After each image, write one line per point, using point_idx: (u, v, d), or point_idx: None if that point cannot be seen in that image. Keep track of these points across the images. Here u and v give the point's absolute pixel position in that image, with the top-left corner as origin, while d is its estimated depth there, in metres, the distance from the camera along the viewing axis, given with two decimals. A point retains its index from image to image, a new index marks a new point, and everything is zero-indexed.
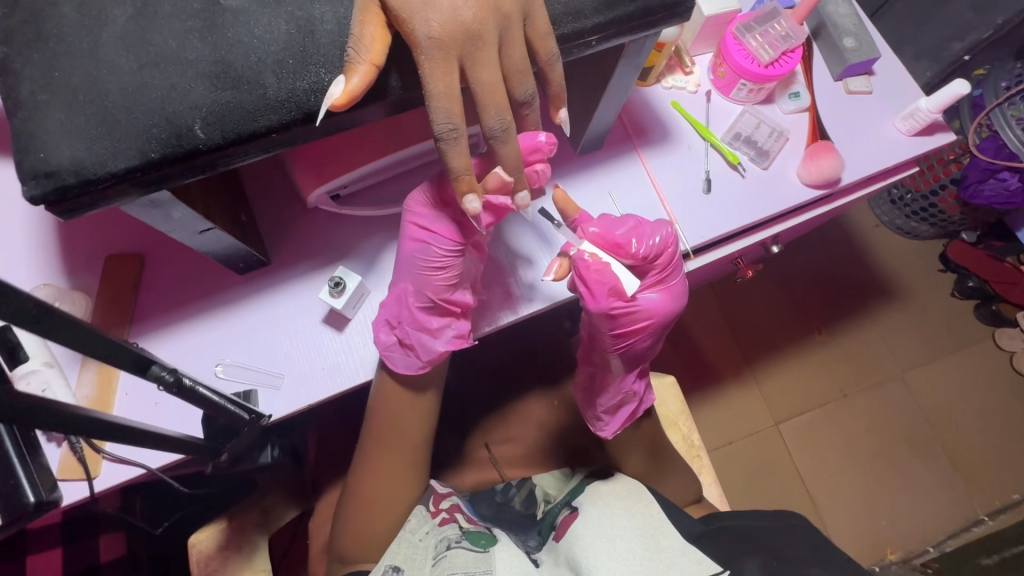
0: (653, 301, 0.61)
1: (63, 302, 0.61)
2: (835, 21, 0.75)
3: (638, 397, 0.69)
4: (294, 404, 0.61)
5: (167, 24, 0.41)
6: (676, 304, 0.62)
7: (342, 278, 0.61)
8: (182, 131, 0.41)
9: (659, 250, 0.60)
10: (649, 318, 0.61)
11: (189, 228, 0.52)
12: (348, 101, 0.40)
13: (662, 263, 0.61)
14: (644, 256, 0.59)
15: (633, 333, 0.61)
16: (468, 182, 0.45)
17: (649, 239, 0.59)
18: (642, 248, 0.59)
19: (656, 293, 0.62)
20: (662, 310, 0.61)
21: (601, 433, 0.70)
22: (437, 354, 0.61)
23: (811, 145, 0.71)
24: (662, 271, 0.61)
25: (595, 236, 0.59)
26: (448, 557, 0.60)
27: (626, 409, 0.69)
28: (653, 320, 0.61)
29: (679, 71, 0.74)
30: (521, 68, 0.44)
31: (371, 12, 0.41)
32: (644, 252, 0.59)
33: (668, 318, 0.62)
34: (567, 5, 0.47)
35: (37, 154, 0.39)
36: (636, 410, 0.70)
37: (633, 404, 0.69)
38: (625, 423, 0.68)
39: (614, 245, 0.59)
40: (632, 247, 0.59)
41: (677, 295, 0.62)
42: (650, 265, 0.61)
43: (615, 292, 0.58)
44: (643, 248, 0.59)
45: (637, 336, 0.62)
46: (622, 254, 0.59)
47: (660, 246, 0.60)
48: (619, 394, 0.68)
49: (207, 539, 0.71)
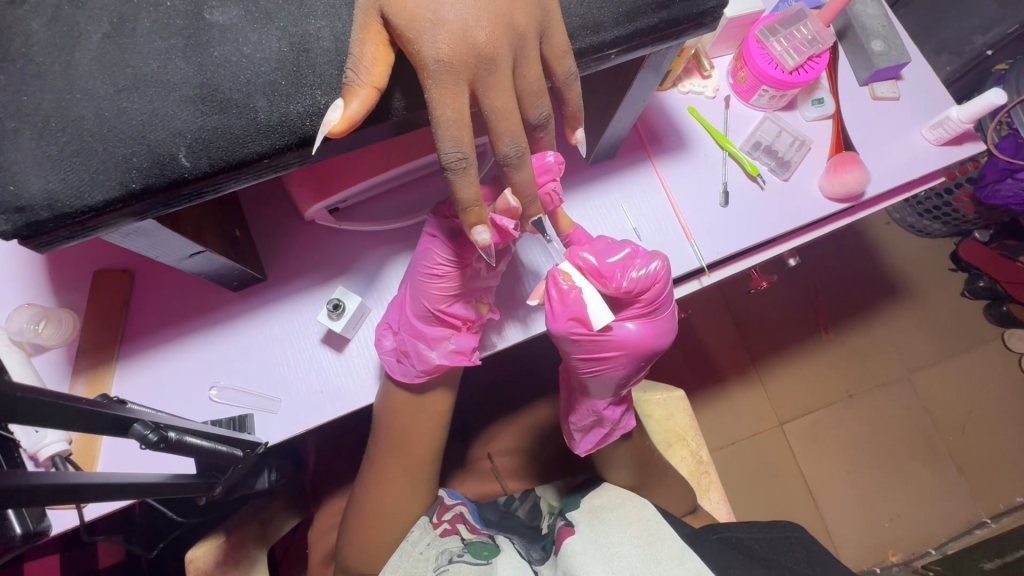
0: (627, 333, 0.57)
1: (49, 321, 0.57)
2: (863, 22, 0.71)
3: (610, 424, 0.65)
4: (293, 429, 0.59)
5: (148, 42, 0.38)
6: (656, 342, 0.58)
7: (341, 300, 0.58)
8: (165, 160, 0.37)
9: (644, 283, 0.56)
10: (618, 351, 0.57)
11: (177, 252, 0.49)
12: (347, 128, 0.37)
13: (646, 297, 0.56)
14: (627, 289, 0.55)
15: (600, 363, 0.57)
16: (478, 213, 0.42)
17: (633, 271, 0.55)
18: (625, 282, 0.55)
19: (635, 324, 0.57)
20: (637, 343, 0.57)
21: (573, 450, 0.68)
22: (431, 364, 0.58)
23: (834, 156, 0.67)
24: (647, 305, 0.57)
25: (579, 263, 0.56)
26: (450, 569, 0.58)
27: (596, 432, 0.66)
28: (624, 352, 0.57)
29: (697, 75, 0.70)
30: (537, 90, 0.41)
31: (372, 30, 0.38)
32: (627, 286, 0.55)
33: (641, 354, 0.57)
34: (585, 17, 0.43)
35: (7, 186, 0.36)
36: (607, 435, 0.66)
37: (604, 430, 0.65)
38: (592, 446, 0.65)
39: (597, 272, 0.56)
40: (612, 278, 0.55)
41: (659, 333, 0.58)
42: (634, 297, 0.57)
43: (580, 318, 0.55)
44: (625, 281, 0.55)
45: (604, 368, 0.58)
46: (603, 282, 0.56)
47: (643, 280, 0.55)
48: (590, 417, 0.65)
49: (204, 555, 0.64)
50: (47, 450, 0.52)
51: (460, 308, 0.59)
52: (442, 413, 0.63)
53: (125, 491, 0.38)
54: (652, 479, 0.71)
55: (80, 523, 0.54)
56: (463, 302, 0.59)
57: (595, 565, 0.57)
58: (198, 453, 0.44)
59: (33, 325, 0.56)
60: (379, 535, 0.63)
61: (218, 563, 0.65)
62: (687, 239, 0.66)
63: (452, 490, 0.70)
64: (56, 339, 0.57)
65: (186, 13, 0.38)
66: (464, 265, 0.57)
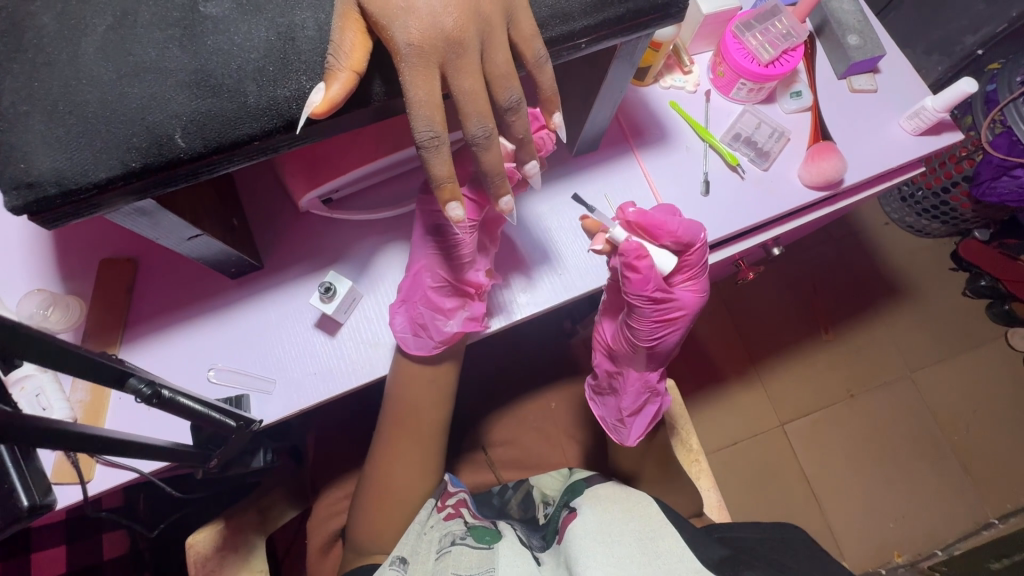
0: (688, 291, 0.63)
1: (57, 306, 0.61)
2: (838, 18, 0.73)
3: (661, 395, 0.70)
4: (287, 409, 0.61)
5: (147, 33, 0.41)
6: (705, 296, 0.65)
7: (332, 283, 0.61)
8: (162, 140, 0.40)
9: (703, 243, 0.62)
10: (682, 310, 0.63)
11: (176, 235, 0.52)
12: (328, 109, 0.40)
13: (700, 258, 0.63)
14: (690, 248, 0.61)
15: (667, 325, 0.63)
16: (451, 189, 0.44)
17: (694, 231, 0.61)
18: (680, 231, 0.60)
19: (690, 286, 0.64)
20: (695, 302, 0.64)
21: (624, 443, 0.70)
22: (448, 334, 0.63)
23: (812, 146, 0.69)
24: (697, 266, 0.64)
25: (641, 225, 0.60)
26: (451, 553, 0.59)
27: (649, 409, 0.69)
28: (688, 312, 0.63)
29: (678, 71, 0.73)
30: (505, 72, 0.43)
31: (350, 18, 0.41)
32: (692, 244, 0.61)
33: (695, 314, 0.64)
34: (555, 8, 0.46)
35: (18, 165, 0.39)
36: (655, 416, 0.70)
37: (655, 405, 0.70)
38: (647, 426, 0.68)
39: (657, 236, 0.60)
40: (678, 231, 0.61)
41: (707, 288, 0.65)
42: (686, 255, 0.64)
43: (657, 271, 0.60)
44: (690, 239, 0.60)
45: (669, 330, 0.64)
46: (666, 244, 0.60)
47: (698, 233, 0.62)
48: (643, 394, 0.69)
49: (205, 540, 0.65)
50: None
51: (470, 276, 0.63)
52: (433, 397, 0.66)
53: (118, 444, 0.41)
54: None
55: (85, 498, 0.57)
56: (462, 274, 0.63)
57: (598, 549, 0.57)
58: (191, 414, 0.47)
59: (43, 310, 0.60)
60: (370, 519, 0.65)
61: (217, 548, 0.66)
62: None
63: (455, 475, 0.70)
64: (64, 323, 0.61)
65: (182, 6, 0.42)
66: (441, 239, 0.62)
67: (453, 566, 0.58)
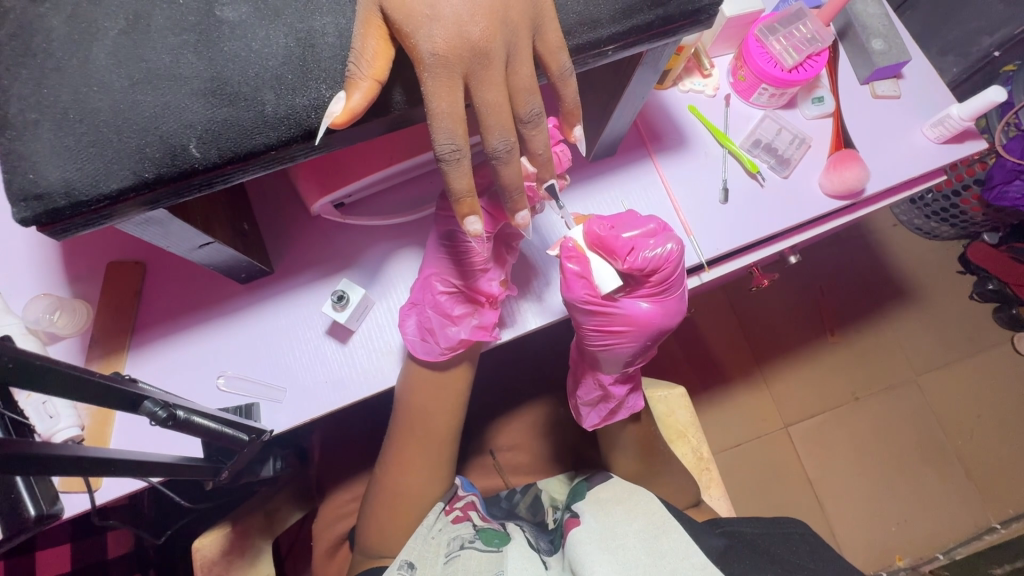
0: (637, 311, 0.59)
1: (64, 310, 0.59)
2: (863, 21, 0.71)
3: (616, 400, 0.68)
4: (297, 417, 0.60)
5: (161, 38, 0.39)
6: (664, 321, 0.60)
7: (345, 291, 0.60)
8: (176, 150, 0.39)
9: (657, 264, 0.57)
10: (627, 325, 0.60)
11: (187, 243, 0.51)
12: (348, 119, 0.38)
13: (658, 278, 0.58)
14: (639, 268, 0.56)
15: (611, 336, 0.61)
16: (470, 204, 0.42)
17: (647, 251, 0.56)
18: (636, 259, 0.56)
19: (647, 303, 0.60)
20: (648, 320, 0.59)
21: (581, 424, 0.72)
22: (456, 340, 0.61)
23: (833, 154, 0.68)
24: (658, 286, 0.59)
25: (595, 234, 0.57)
26: (460, 557, 0.57)
27: (604, 405, 0.69)
28: (635, 328, 0.60)
29: (697, 74, 0.72)
30: (529, 86, 0.41)
31: (373, 25, 0.39)
32: (640, 264, 0.56)
33: (648, 333, 0.60)
34: (583, 15, 0.45)
35: (26, 176, 0.38)
36: (613, 413, 0.70)
37: (611, 405, 0.69)
38: (600, 420, 0.69)
39: (610, 249, 0.57)
40: (625, 254, 0.56)
41: (667, 313, 0.60)
42: (645, 276, 0.58)
43: (588, 284, 0.58)
44: (639, 259, 0.56)
45: (614, 342, 0.61)
46: (615, 258, 0.57)
47: (656, 260, 0.56)
48: (595, 390, 0.69)
49: (211, 544, 0.65)
50: (61, 434, 0.54)
51: (483, 285, 0.62)
52: (443, 405, 0.64)
53: (129, 467, 0.40)
54: (655, 473, 0.71)
55: (91, 506, 0.55)
56: (473, 282, 0.62)
57: (601, 556, 0.55)
58: (204, 433, 0.46)
59: (49, 314, 0.58)
60: (376, 527, 0.64)
61: (223, 552, 0.66)
62: (686, 235, 0.66)
63: (467, 480, 0.69)
64: (71, 327, 0.59)
65: (198, 10, 0.40)
66: (457, 245, 0.61)
67: (463, 567, 0.55)
